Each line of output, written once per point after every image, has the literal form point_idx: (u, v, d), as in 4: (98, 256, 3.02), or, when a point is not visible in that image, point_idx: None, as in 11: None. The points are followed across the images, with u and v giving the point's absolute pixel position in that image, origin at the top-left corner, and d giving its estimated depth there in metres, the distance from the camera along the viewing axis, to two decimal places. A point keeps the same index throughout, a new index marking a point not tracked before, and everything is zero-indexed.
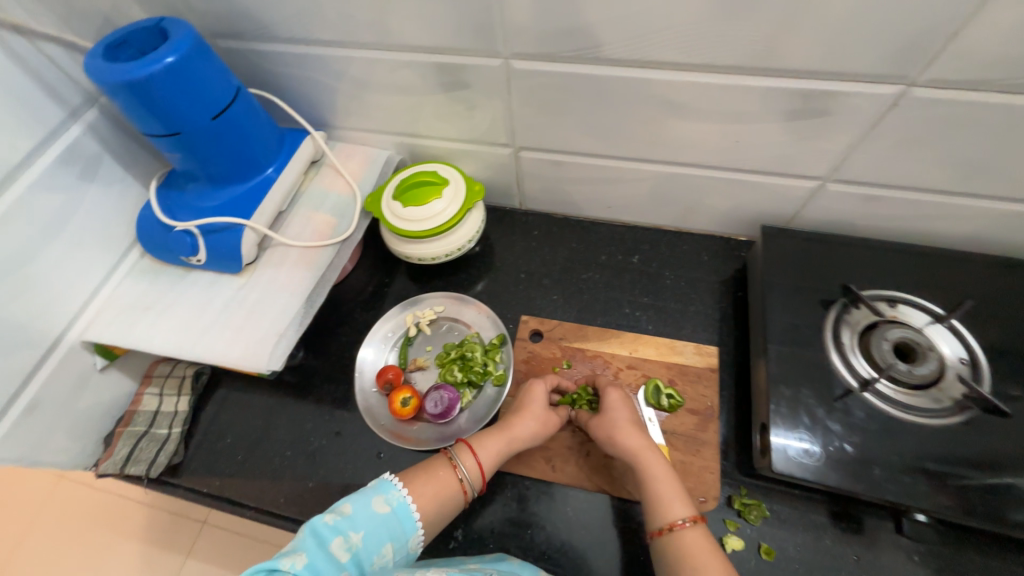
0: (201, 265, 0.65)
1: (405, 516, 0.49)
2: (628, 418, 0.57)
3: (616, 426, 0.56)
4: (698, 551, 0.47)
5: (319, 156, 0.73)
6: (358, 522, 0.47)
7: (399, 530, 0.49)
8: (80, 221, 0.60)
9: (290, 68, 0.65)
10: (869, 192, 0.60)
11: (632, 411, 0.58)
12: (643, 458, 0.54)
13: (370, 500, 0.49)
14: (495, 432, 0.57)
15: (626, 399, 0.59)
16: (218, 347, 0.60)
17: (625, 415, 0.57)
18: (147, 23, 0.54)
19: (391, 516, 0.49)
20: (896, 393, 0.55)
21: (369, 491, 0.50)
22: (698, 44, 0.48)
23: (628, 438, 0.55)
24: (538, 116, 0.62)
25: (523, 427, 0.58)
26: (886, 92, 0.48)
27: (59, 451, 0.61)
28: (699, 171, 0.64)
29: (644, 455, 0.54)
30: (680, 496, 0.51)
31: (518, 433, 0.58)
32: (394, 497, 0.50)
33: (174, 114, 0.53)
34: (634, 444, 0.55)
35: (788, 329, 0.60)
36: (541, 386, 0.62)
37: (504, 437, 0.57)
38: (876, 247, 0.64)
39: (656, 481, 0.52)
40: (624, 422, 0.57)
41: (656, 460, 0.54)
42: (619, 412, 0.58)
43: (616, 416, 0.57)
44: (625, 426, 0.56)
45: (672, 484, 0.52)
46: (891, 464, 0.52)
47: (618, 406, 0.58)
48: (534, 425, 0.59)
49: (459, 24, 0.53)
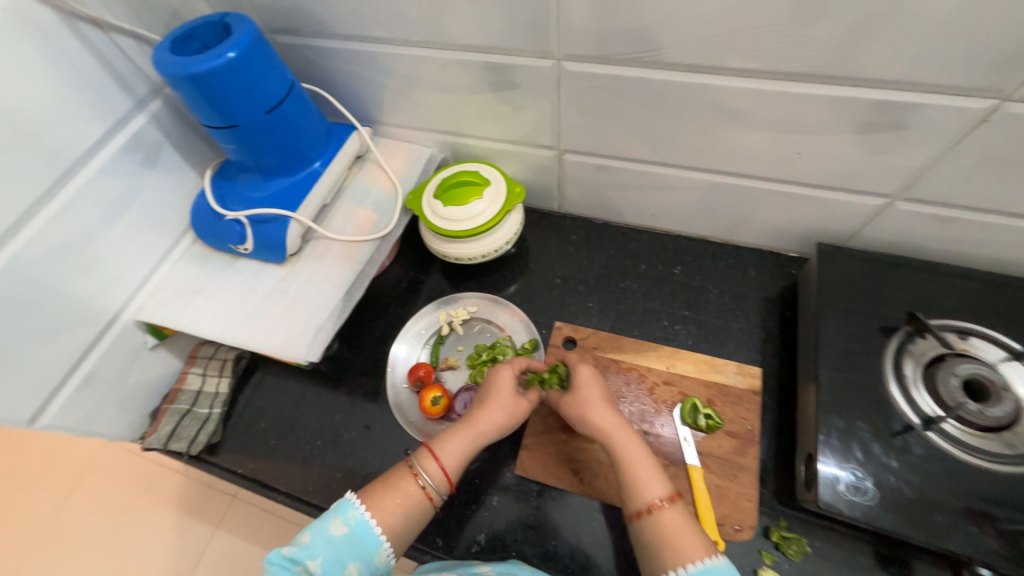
0: (248, 254, 0.67)
1: (367, 531, 0.48)
2: (600, 398, 0.56)
3: (587, 405, 0.55)
4: (677, 533, 0.47)
5: (363, 151, 0.74)
6: (315, 549, 0.46)
7: (362, 547, 0.47)
8: (140, 206, 0.63)
9: (341, 63, 0.66)
10: (943, 213, 0.55)
11: (602, 389, 0.57)
12: (617, 438, 0.53)
13: (328, 524, 0.48)
14: (459, 429, 0.55)
15: (596, 378, 0.58)
16: (260, 334, 0.61)
17: (597, 392, 0.56)
18: (211, 18, 0.55)
19: (350, 536, 0.47)
20: (963, 434, 0.50)
21: (328, 513, 0.49)
22: (765, 50, 0.46)
23: (600, 418, 0.54)
24: (585, 119, 0.61)
25: (489, 418, 0.56)
26: (976, 106, 0.44)
27: (110, 423, 0.64)
28: (753, 182, 0.61)
29: (617, 434, 0.53)
30: (654, 474, 0.50)
31: (485, 425, 0.55)
32: (353, 516, 0.48)
33: (232, 108, 0.55)
34: (606, 424, 0.54)
35: (843, 355, 0.56)
36: (507, 369, 0.59)
37: (468, 430, 0.55)
38: (945, 273, 0.60)
39: (631, 460, 0.51)
40: (595, 402, 0.55)
41: (629, 439, 0.53)
42: (590, 391, 0.56)
43: (587, 396, 0.56)
44: (596, 405, 0.55)
45: (647, 463, 0.51)
46: (954, 510, 0.48)
47: (586, 385, 0.57)
48: (502, 414, 0.56)
49: (513, 24, 0.52)
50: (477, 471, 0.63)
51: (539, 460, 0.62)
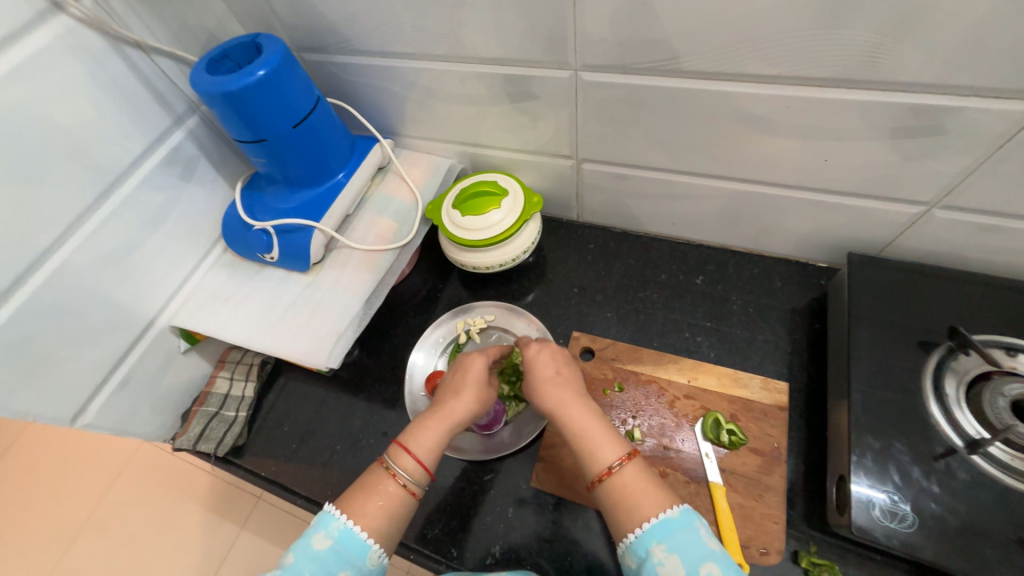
0: (274, 262, 0.69)
1: (352, 539, 0.47)
2: (555, 371, 0.54)
3: (536, 382, 0.54)
4: (638, 496, 0.45)
5: (385, 162, 0.76)
6: (300, 567, 0.45)
7: (350, 555, 0.46)
8: (176, 216, 0.66)
9: (365, 78, 0.68)
10: (988, 221, 0.52)
11: (559, 363, 0.55)
12: (568, 407, 0.51)
13: (311, 540, 0.46)
14: (429, 419, 0.54)
15: (552, 351, 0.56)
16: (283, 341, 0.63)
17: (544, 368, 0.55)
18: (244, 39, 0.58)
19: (336, 547, 0.46)
20: (1014, 459, 0.47)
21: (310, 529, 0.47)
22: (790, 55, 0.44)
23: (554, 391, 0.52)
24: (604, 128, 0.61)
25: (456, 406, 0.55)
26: (1021, 108, 0.41)
27: (143, 424, 0.67)
28: (778, 190, 0.59)
29: (569, 402, 0.51)
30: (606, 437, 0.49)
31: (458, 414, 0.54)
32: (336, 527, 0.47)
33: (260, 123, 0.57)
34: (558, 395, 0.52)
35: (876, 370, 0.54)
36: (479, 358, 0.58)
37: (441, 419, 0.54)
38: (990, 285, 0.56)
39: (581, 426, 0.50)
40: (549, 376, 0.54)
41: (580, 405, 0.51)
42: (546, 364, 0.55)
43: (543, 370, 0.54)
44: (549, 378, 0.54)
45: (598, 427, 0.49)
46: (1005, 543, 0.44)
47: (539, 359, 0.55)
48: (469, 401, 0.55)
49: (531, 36, 0.52)
50: (490, 481, 0.63)
51: (555, 474, 0.61)
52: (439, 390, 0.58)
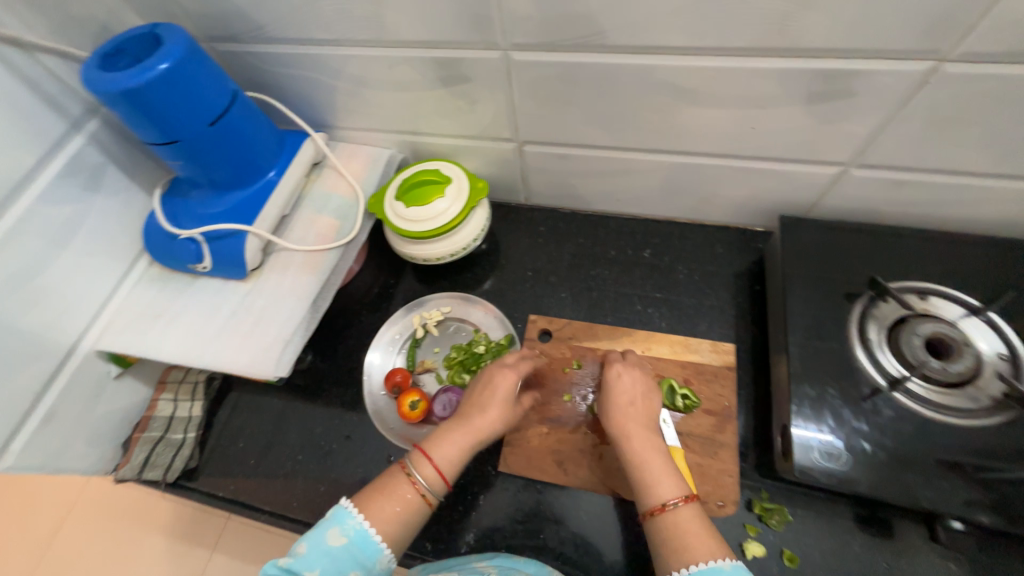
0: (207, 272, 0.65)
1: (367, 540, 0.46)
2: (630, 400, 0.54)
3: (615, 407, 0.54)
4: (690, 532, 0.45)
5: (320, 157, 0.72)
6: (312, 560, 0.44)
7: (363, 556, 0.46)
8: (87, 231, 0.60)
9: (288, 68, 0.64)
10: (897, 176, 0.56)
11: (638, 391, 0.55)
12: (635, 438, 0.51)
13: (325, 534, 0.46)
14: (456, 432, 0.53)
15: (633, 378, 0.56)
16: (226, 354, 0.60)
17: (625, 395, 0.55)
18: (141, 30, 0.53)
19: (350, 546, 0.46)
20: (928, 392, 0.52)
21: (324, 523, 0.47)
22: (709, 25, 0.45)
23: (626, 420, 0.52)
24: (541, 108, 0.60)
25: (485, 420, 0.54)
26: (916, 69, 0.44)
27: (78, 458, 0.62)
28: (711, 160, 0.61)
29: (637, 435, 0.51)
30: (669, 472, 0.48)
31: (484, 428, 0.54)
32: (352, 525, 0.47)
33: (171, 122, 0.52)
34: (626, 426, 0.52)
35: (809, 323, 0.57)
36: (511, 375, 0.57)
37: (468, 433, 0.53)
38: (904, 236, 0.61)
39: (646, 458, 0.49)
40: (623, 403, 0.54)
41: (649, 440, 0.51)
42: (622, 392, 0.55)
43: (619, 396, 0.54)
44: (622, 404, 0.54)
45: (662, 462, 0.49)
46: (926, 469, 0.49)
47: (620, 384, 0.55)
48: (496, 415, 0.55)
49: (456, 15, 0.51)
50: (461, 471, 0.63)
51: (522, 455, 0.61)
52: (468, 397, 0.57)
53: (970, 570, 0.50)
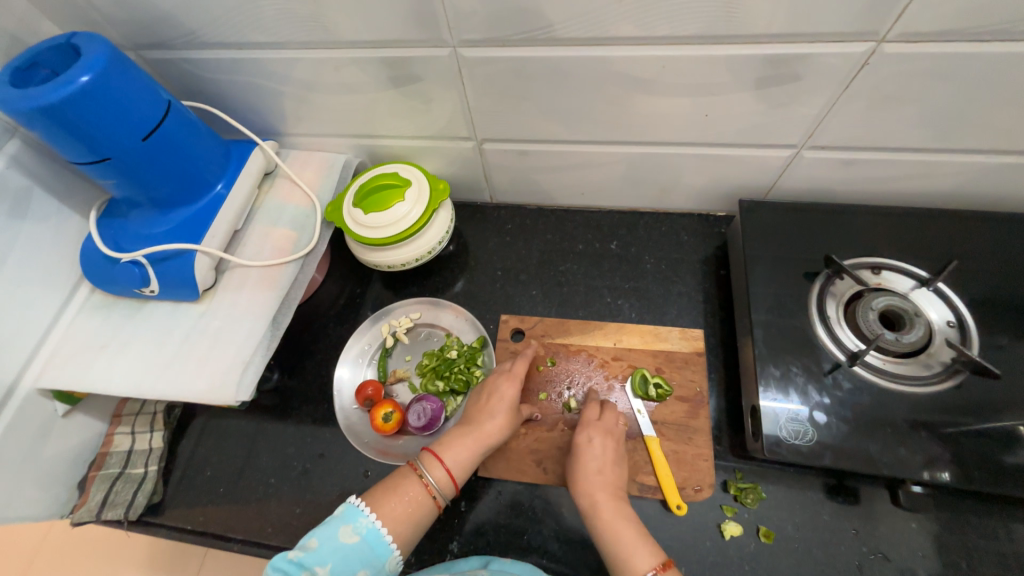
0: (156, 296, 0.61)
1: (378, 540, 0.48)
2: (598, 468, 0.54)
3: (588, 476, 0.53)
4: None
5: (271, 167, 0.69)
6: (324, 556, 0.45)
7: (373, 555, 0.47)
8: (16, 261, 0.56)
9: (226, 75, 0.61)
10: (846, 156, 0.58)
11: (608, 457, 0.55)
12: (605, 509, 0.51)
13: (337, 531, 0.47)
14: (469, 438, 0.55)
15: (604, 445, 0.55)
16: (182, 381, 0.57)
17: (600, 462, 0.54)
18: (56, 41, 0.49)
19: (361, 544, 0.47)
20: (885, 363, 0.54)
21: (335, 521, 0.48)
22: (655, 16, 0.45)
23: (597, 489, 0.52)
24: (496, 105, 0.59)
25: (492, 427, 0.56)
26: (857, 51, 0.45)
27: (27, 504, 0.58)
28: (670, 149, 0.62)
29: (607, 505, 0.51)
30: (642, 540, 0.49)
31: (491, 436, 0.56)
32: (364, 524, 0.48)
33: (98, 138, 0.49)
34: (597, 496, 0.52)
35: (772, 304, 0.58)
36: (513, 384, 0.60)
37: (476, 439, 0.55)
38: (857, 213, 0.63)
39: (617, 529, 0.50)
40: (592, 472, 0.54)
41: (620, 512, 0.51)
42: (590, 462, 0.54)
43: (588, 465, 0.54)
44: (592, 473, 0.53)
45: (633, 532, 0.49)
46: (887, 437, 0.51)
47: (593, 451, 0.55)
48: (501, 423, 0.57)
49: (399, 12, 0.49)
50: None
51: (502, 459, 0.61)
52: (473, 404, 0.60)
53: (932, 527, 0.52)
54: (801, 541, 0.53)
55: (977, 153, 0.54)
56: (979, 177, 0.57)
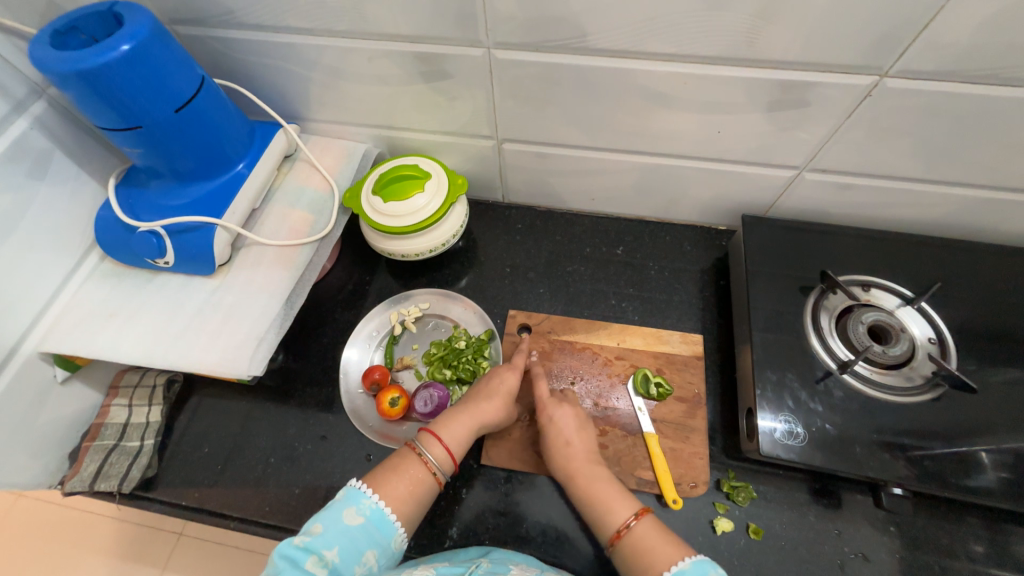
0: (170, 267, 0.61)
1: (382, 519, 0.48)
2: (566, 438, 0.57)
3: (557, 449, 0.56)
4: (654, 544, 0.47)
5: (292, 150, 0.70)
6: (331, 539, 0.45)
7: (380, 535, 0.48)
8: (30, 222, 0.55)
9: (260, 57, 0.62)
10: (843, 181, 0.62)
11: (574, 426, 0.58)
12: (581, 476, 0.54)
13: (340, 514, 0.47)
14: (463, 415, 0.57)
15: (566, 417, 0.58)
16: (194, 353, 0.57)
17: (568, 432, 0.57)
18: (98, 7, 0.49)
19: (367, 525, 0.47)
20: (872, 373, 0.58)
21: (338, 504, 0.48)
22: (681, 35, 0.48)
23: (572, 454, 0.55)
24: (521, 108, 0.61)
25: (490, 410, 0.58)
26: (862, 83, 0.49)
27: (18, 472, 0.56)
28: (682, 162, 0.65)
29: (581, 471, 0.54)
30: (620, 496, 0.52)
31: (488, 418, 0.58)
32: (367, 505, 0.48)
33: (132, 106, 0.49)
34: (572, 465, 0.55)
35: (770, 315, 0.62)
36: (512, 373, 0.61)
37: (474, 417, 0.57)
38: (850, 234, 0.67)
39: (593, 495, 0.53)
40: (561, 443, 0.56)
41: (596, 474, 0.54)
42: (560, 431, 0.57)
43: (557, 436, 0.57)
44: (561, 443, 0.56)
45: (609, 490, 0.53)
46: (870, 442, 0.54)
47: (559, 422, 0.58)
48: (500, 405, 0.59)
49: (440, 11, 0.51)
50: None
51: (504, 447, 0.63)
52: (473, 389, 0.61)
53: (907, 532, 0.56)
54: (788, 540, 0.56)
55: (958, 186, 0.59)
56: (962, 209, 0.62)
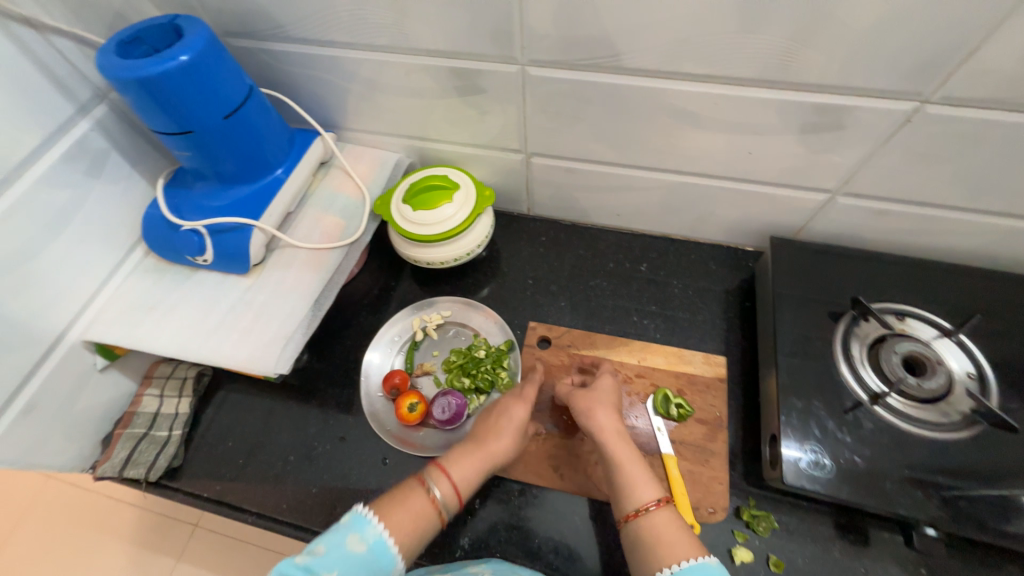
0: (207, 265, 0.64)
1: (384, 550, 0.47)
2: (614, 403, 0.58)
3: (603, 407, 0.57)
4: (672, 529, 0.48)
5: (328, 157, 0.73)
6: (331, 563, 0.44)
7: (379, 566, 0.46)
8: (84, 217, 0.59)
9: (303, 68, 0.65)
10: (878, 206, 0.61)
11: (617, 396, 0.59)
12: (623, 438, 0.55)
13: (344, 539, 0.46)
14: (476, 452, 0.55)
15: (614, 386, 0.60)
16: (225, 348, 0.59)
17: (614, 401, 0.58)
18: (161, 21, 0.53)
19: (369, 554, 0.46)
20: (905, 407, 0.55)
21: (343, 528, 0.47)
22: (715, 56, 0.49)
23: (604, 420, 0.55)
24: (551, 123, 0.62)
25: (501, 445, 0.56)
26: (900, 108, 0.49)
27: (55, 454, 0.59)
28: (710, 181, 0.65)
29: (624, 433, 0.55)
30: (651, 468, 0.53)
31: (499, 454, 0.56)
32: (371, 533, 0.47)
33: (186, 113, 0.52)
34: (616, 425, 0.55)
35: (798, 340, 0.60)
36: (523, 407, 0.59)
37: (482, 457, 0.55)
38: (884, 261, 0.65)
39: (632, 459, 0.53)
40: (608, 406, 0.57)
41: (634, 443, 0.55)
42: (608, 394, 0.58)
43: (607, 397, 0.58)
44: (609, 406, 0.57)
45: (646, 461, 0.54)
46: (901, 477, 0.52)
47: (610, 390, 0.59)
48: (511, 441, 0.57)
49: (478, 29, 0.53)
50: None
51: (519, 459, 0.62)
52: (483, 420, 0.59)
53: None
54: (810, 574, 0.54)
55: (1000, 216, 0.57)
56: (1005, 239, 0.60)
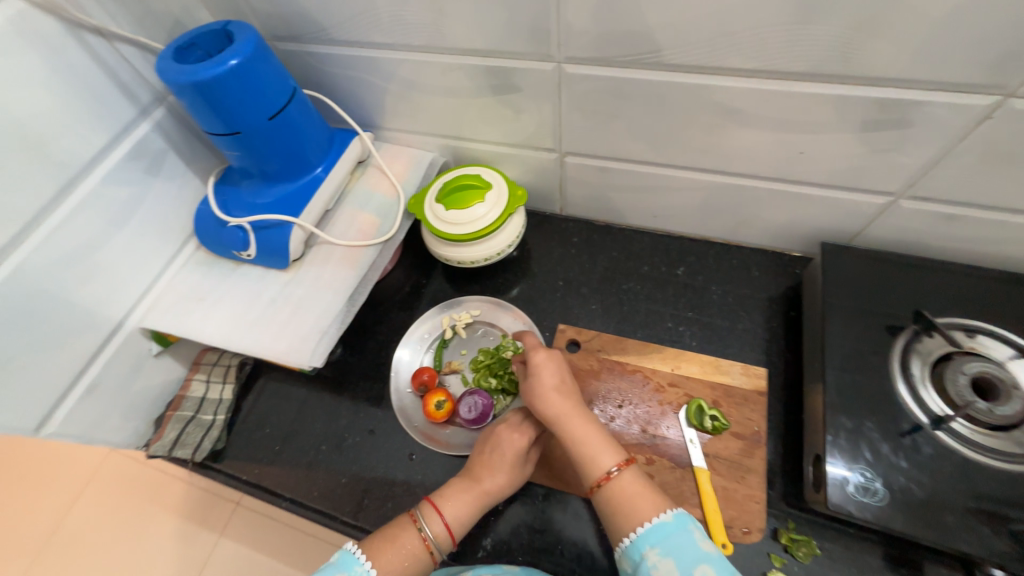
0: (251, 260, 0.67)
1: None
2: (554, 380, 0.55)
3: (543, 390, 0.54)
4: (634, 495, 0.48)
5: (365, 156, 0.74)
6: None
7: None
8: (144, 213, 0.63)
9: (344, 69, 0.66)
10: (948, 211, 0.55)
11: (558, 370, 0.56)
12: (569, 415, 0.53)
13: None
14: (467, 489, 0.55)
15: (553, 362, 0.56)
16: (263, 339, 0.62)
17: (553, 377, 0.55)
18: (215, 27, 0.56)
19: None
20: (973, 433, 0.50)
21: (331, 567, 0.48)
22: (765, 49, 0.46)
23: (549, 404, 0.53)
24: (588, 122, 0.61)
25: (492, 482, 0.55)
26: (979, 103, 0.44)
27: (114, 431, 0.64)
28: (756, 182, 0.61)
29: (570, 410, 0.53)
30: (604, 440, 0.52)
31: (489, 488, 0.55)
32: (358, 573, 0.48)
33: (234, 115, 0.54)
34: (560, 403, 0.53)
35: (849, 354, 0.56)
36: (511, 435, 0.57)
37: (475, 493, 0.55)
38: (953, 271, 0.59)
39: (581, 436, 0.52)
40: (550, 387, 0.54)
41: (583, 415, 0.53)
42: (546, 373, 0.55)
43: (545, 379, 0.55)
44: (550, 386, 0.54)
45: (596, 432, 0.52)
46: (966, 510, 0.47)
47: (547, 367, 0.56)
48: (504, 475, 0.56)
49: (514, 27, 0.52)
50: None
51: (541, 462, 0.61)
52: (474, 453, 0.59)
53: None
54: None
55: None
56: None
